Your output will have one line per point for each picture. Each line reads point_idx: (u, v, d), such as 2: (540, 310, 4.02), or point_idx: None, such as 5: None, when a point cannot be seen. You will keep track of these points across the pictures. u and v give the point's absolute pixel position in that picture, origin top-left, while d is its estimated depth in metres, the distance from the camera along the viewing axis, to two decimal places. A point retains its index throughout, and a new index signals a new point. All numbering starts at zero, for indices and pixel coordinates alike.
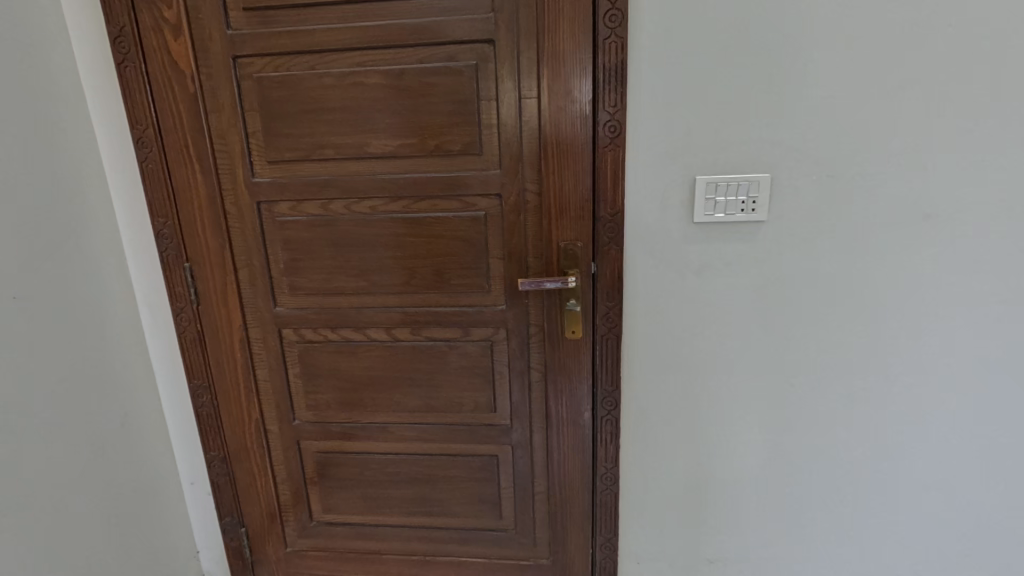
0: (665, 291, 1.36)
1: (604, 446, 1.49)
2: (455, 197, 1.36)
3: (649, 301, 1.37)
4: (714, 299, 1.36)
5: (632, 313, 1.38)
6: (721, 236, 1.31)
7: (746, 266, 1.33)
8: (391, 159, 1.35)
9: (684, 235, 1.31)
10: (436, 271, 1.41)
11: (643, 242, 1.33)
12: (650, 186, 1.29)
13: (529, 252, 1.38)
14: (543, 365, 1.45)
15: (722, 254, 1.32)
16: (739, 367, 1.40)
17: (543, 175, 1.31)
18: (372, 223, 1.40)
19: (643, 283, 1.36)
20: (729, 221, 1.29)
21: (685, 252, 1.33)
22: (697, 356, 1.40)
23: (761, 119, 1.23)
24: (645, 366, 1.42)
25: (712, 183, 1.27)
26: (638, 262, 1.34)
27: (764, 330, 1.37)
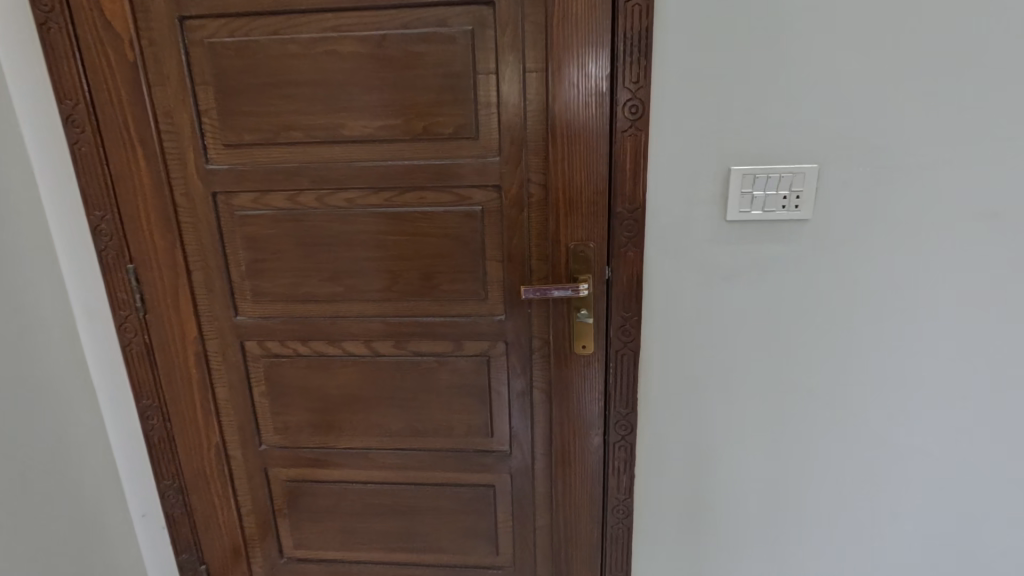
0: (690, 301, 1.17)
1: (616, 475, 1.30)
2: (445, 189, 1.16)
3: (670, 312, 1.18)
4: (746, 310, 1.17)
5: (652, 324, 1.19)
6: (756, 237, 1.12)
7: (784, 272, 1.14)
8: (370, 142, 1.14)
9: (713, 235, 1.13)
10: (423, 276, 1.21)
11: (665, 244, 1.14)
12: (675, 178, 1.10)
13: (532, 254, 1.18)
14: (548, 384, 1.26)
15: (757, 259, 1.14)
16: (772, 389, 1.22)
17: (549, 164, 1.12)
18: (349, 219, 1.19)
19: (666, 290, 1.17)
20: (766, 220, 1.11)
21: (714, 256, 1.14)
22: (724, 376, 1.22)
23: (808, 99, 1.04)
24: (664, 387, 1.23)
25: (748, 175, 1.08)
26: (659, 267, 1.15)
27: (803, 347, 1.19)
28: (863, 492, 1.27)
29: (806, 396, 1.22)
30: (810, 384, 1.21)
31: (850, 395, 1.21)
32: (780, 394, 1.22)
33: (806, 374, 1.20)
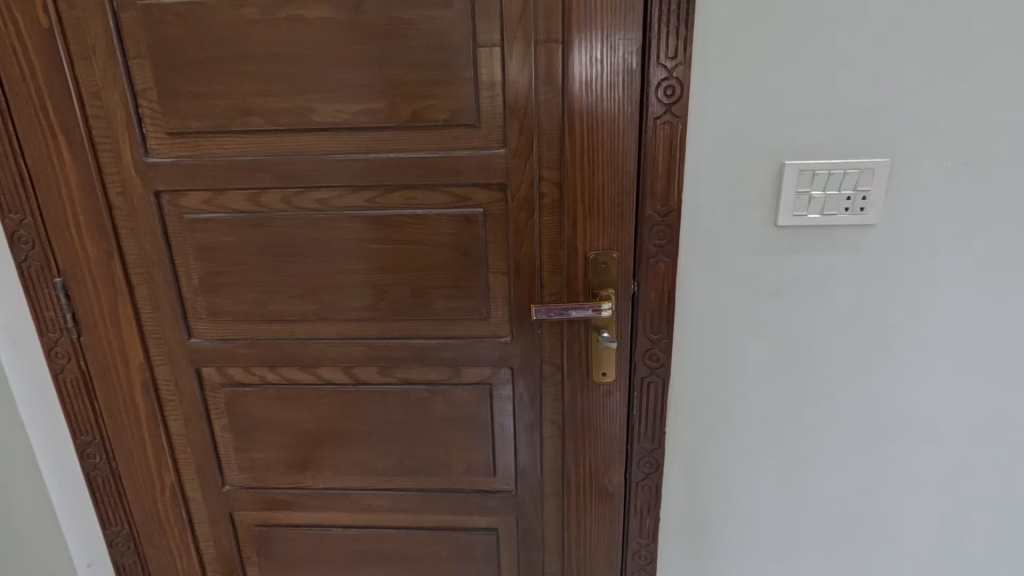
0: (728, 320, 0.99)
1: (638, 517, 1.13)
2: (439, 187, 0.96)
3: (706, 334, 1.00)
4: (795, 331, 1.00)
5: (684, 348, 1.01)
6: (811, 247, 0.94)
7: (841, 288, 0.97)
8: (347, 130, 0.94)
9: (760, 245, 0.95)
10: (413, 291, 1.02)
11: (702, 254, 0.96)
12: (717, 176, 0.91)
13: (543, 266, 0.99)
14: (561, 416, 1.08)
15: (810, 272, 0.96)
16: (822, 421, 1.05)
17: (565, 159, 0.92)
18: (323, 224, 0.99)
19: (701, 308, 0.99)
20: (825, 226, 0.93)
21: (760, 268, 0.96)
22: (765, 406, 1.05)
23: (881, 80, 0.86)
24: (697, 417, 1.06)
25: (806, 172, 0.90)
26: (695, 281, 0.97)
27: (859, 373, 1.02)
28: (920, 537, 1.11)
29: (860, 429, 1.05)
30: (866, 416, 1.04)
31: (911, 429, 1.04)
32: (831, 427, 1.05)
33: (862, 404, 1.04)
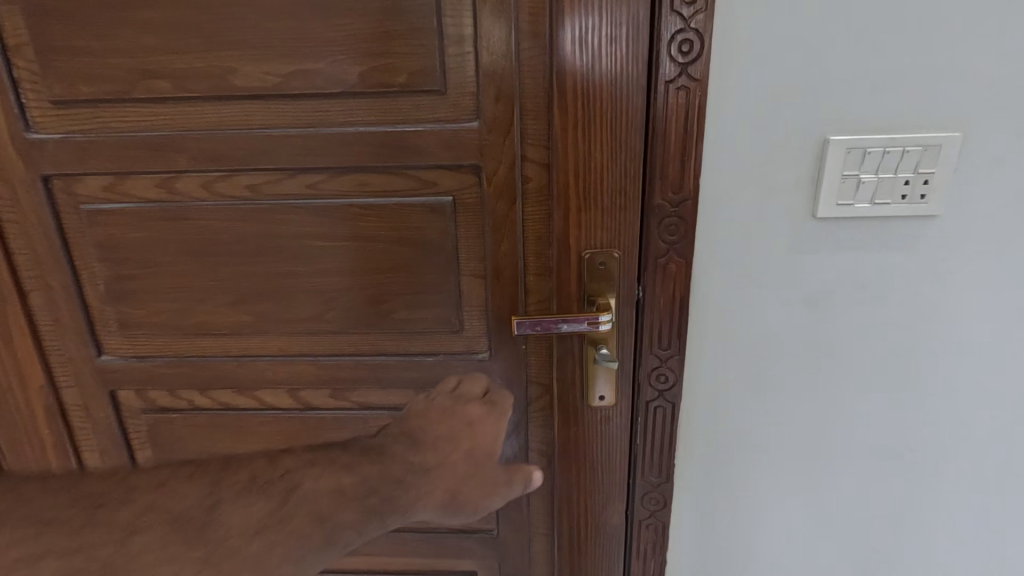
0: (752, 333, 0.82)
1: (641, 560, 0.96)
2: (397, 170, 0.77)
3: (724, 348, 0.83)
4: (832, 345, 0.82)
5: (697, 365, 0.84)
6: (856, 244, 0.77)
7: (890, 293, 0.79)
8: (278, 98, 0.74)
9: (792, 241, 0.77)
10: (368, 298, 0.83)
11: (722, 252, 0.78)
12: (743, 155, 0.73)
13: (527, 267, 0.81)
14: (549, 446, 0.91)
15: (854, 275, 0.78)
16: (860, 451, 0.88)
17: (555, 134, 0.74)
18: (253, 216, 0.80)
19: (719, 318, 0.81)
20: (874, 218, 0.75)
21: (793, 269, 0.78)
22: (794, 433, 0.88)
23: (954, 32, 0.68)
24: (711, 446, 0.89)
25: (856, 150, 0.71)
26: (713, 285, 0.79)
27: (909, 395, 0.84)
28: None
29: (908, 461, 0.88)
30: (915, 445, 0.87)
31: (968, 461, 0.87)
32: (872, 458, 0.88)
33: (911, 432, 0.86)
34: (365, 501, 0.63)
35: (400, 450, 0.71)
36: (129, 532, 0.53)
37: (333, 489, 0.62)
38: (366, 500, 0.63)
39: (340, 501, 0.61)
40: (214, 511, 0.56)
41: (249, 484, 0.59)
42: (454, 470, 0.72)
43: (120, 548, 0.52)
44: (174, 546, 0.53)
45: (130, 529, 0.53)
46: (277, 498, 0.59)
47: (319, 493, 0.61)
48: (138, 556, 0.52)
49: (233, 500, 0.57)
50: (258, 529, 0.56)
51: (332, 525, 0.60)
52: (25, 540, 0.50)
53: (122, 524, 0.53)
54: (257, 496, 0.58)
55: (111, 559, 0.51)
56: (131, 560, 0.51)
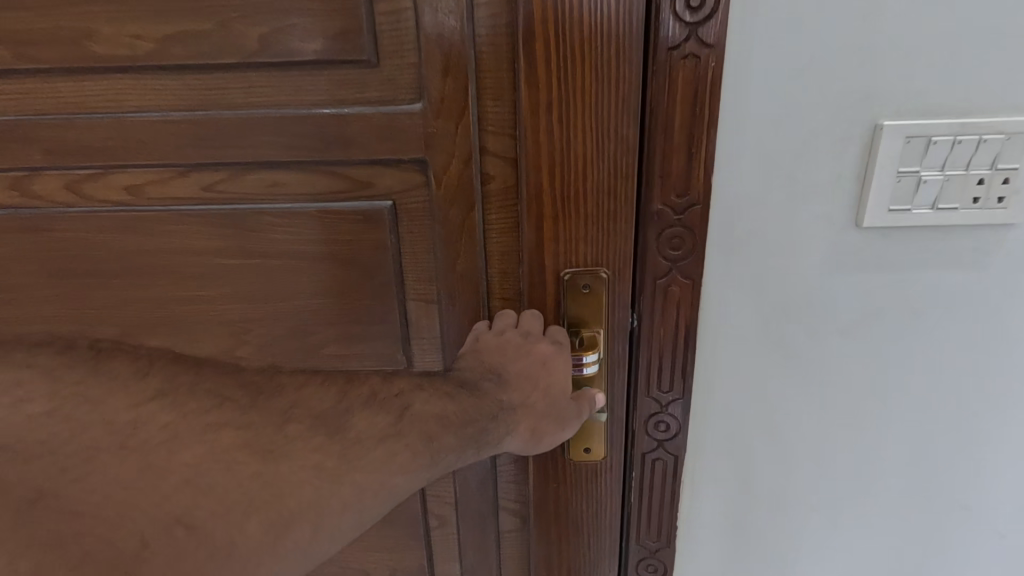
0: (775, 369, 0.65)
1: None
2: (317, 167, 0.59)
3: (739, 388, 0.66)
4: (874, 384, 0.66)
5: (705, 409, 0.68)
6: (910, 259, 0.60)
7: (950, 320, 0.63)
8: (154, 71, 0.55)
9: (828, 257, 0.60)
10: (289, 331, 0.65)
11: (739, 270, 0.61)
12: (767, 147, 0.56)
13: (491, 290, 0.64)
14: (523, 506, 0.75)
15: (905, 298, 0.62)
16: (904, 509, 0.72)
17: (523, 119, 0.56)
18: (136, 227, 0.61)
19: (734, 352, 0.65)
20: (935, 227, 0.59)
21: (828, 291, 0.62)
22: (824, 489, 0.71)
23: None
24: (721, 504, 0.73)
25: (919, 139, 0.54)
26: (725, 311, 0.63)
27: (968, 442, 0.68)
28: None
29: (961, 520, 0.72)
30: (973, 502, 0.71)
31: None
32: (919, 516, 0.72)
33: (969, 486, 0.70)
34: (468, 424, 0.53)
35: (489, 384, 0.57)
36: (282, 421, 0.46)
37: (441, 413, 0.53)
38: (465, 429, 0.53)
39: (448, 424, 0.52)
40: (345, 416, 0.49)
41: (369, 399, 0.51)
42: (535, 398, 0.58)
43: (276, 433, 0.45)
44: (317, 438, 0.46)
45: (285, 417, 0.46)
46: (392, 415, 0.50)
47: (429, 415, 0.52)
48: (287, 441, 0.45)
49: (359, 408, 0.50)
50: (380, 440, 0.48)
51: (443, 449, 0.51)
52: (199, 411, 0.44)
53: (276, 411, 0.47)
54: (375, 411, 0.50)
55: (267, 439, 0.44)
56: (284, 444, 0.44)
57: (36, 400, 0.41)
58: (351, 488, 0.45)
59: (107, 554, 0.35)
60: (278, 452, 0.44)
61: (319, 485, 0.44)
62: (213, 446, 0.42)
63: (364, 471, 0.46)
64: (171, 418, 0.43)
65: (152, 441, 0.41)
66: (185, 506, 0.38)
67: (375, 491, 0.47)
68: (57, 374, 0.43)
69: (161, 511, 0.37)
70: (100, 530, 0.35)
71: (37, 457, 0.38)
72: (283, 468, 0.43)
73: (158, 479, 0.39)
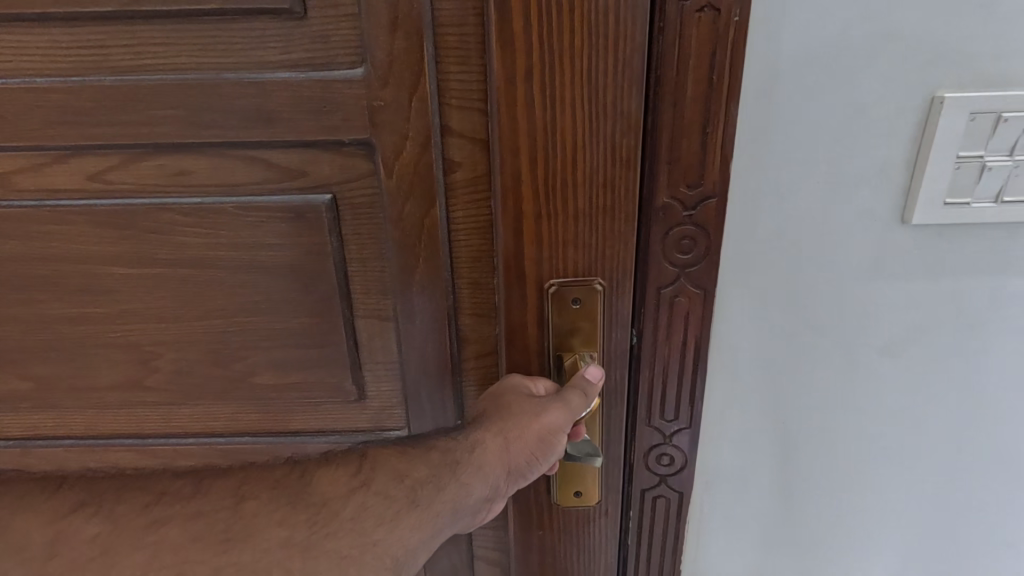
0: (800, 394, 0.54)
1: None
2: (232, 150, 0.46)
3: (756, 416, 0.55)
4: (917, 414, 0.55)
5: (715, 441, 0.57)
6: (967, 262, 0.49)
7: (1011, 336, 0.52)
8: (10, 22, 0.42)
9: (868, 262, 0.49)
10: (207, 356, 0.52)
11: (758, 276, 0.50)
12: (799, 124, 0.45)
13: (460, 305, 0.51)
14: (502, 556, 0.63)
15: (960, 310, 0.51)
16: (947, 555, 0.61)
17: (496, 90, 0.43)
18: (1, 227, 0.48)
19: (750, 374, 0.53)
20: (997, 224, 0.48)
21: (868, 303, 0.50)
22: (852, 531, 0.60)
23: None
24: (731, 550, 0.62)
25: (986, 117, 0.44)
26: (742, 326, 0.51)
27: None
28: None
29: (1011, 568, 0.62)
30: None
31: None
32: (961, 562, 0.62)
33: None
34: (431, 449, 0.42)
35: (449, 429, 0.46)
36: (236, 501, 0.35)
37: (403, 450, 0.42)
38: (431, 456, 0.42)
39: (412, 454, 0.42)
40: (304, 479, 0.37)
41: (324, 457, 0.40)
42: (498, 411, 0.46)
43: (230, 517, 0.34)
44: (281, 510, 0.35)
45: (239, 495, 0.36)
46: (351, 466, 0.39)
47: (391, 455, 0.41)
48: (248, 520, 0.34)
49: (317, 467, 0.39)
50: (349, 496, 0.37)
51: (420, 482, 0.40)
52: (137, 510, 0.34)
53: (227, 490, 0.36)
54: (334, 466, 0.39)
55: (227, 525, 0.34)
56: (245, 524, 0.34)
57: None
58: (331, 563, 0.35)
59: None
60: (240, 538, 0.34)
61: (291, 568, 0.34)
62: (158, 550, 0.32)
63: (342, 535, 0.36)
64: (101, 526, 0.33)
65: (83, 560, 0.32)
66: None
67: (362, 558, 0.36)
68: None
69: None
70: None
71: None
72: (247, 556, 0.33)
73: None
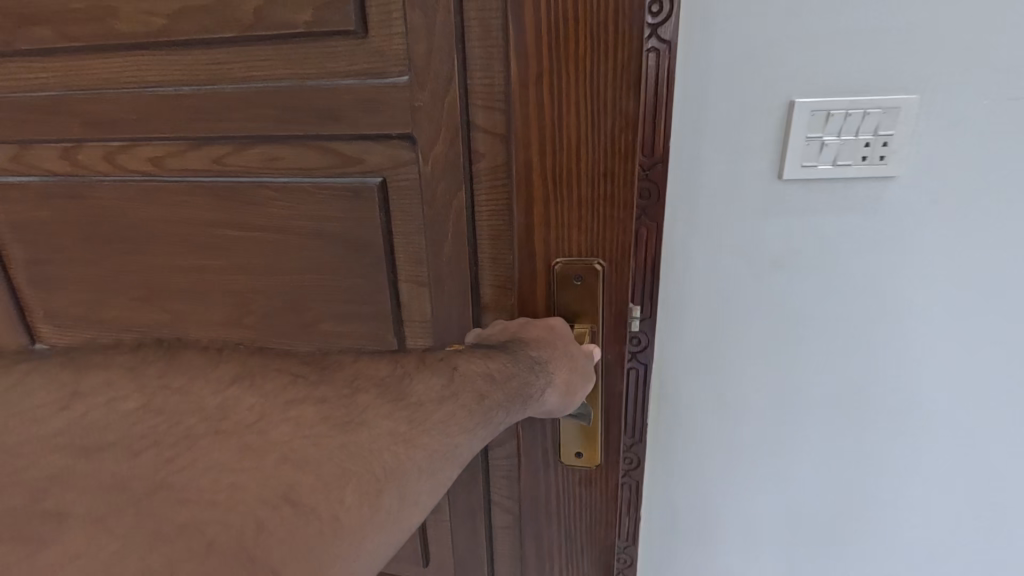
0: (726, 311, 0.67)
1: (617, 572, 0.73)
2: (311, 141, 0.59)
3: (691, 329, 0.68)
4: (837, 331, 0.67)
5: (671, 346, 0.69)
6: (860, 199, 0.61)
7: (874, 270, 0.63)
8: (167, 47, 0.58)
9: (790, 199, 0.61)
10: (289, 304, 0.66)
11: (680, 213, 0.63)
12: (708, 92, 0.57)
13: (482, 276, 0.60)
14: (515, 505, 0.71)
15: (851, 239, 0.62)
16: (859, 453, 0.74)
17: (513, 94, 0.51)
18: (157, 196, 0.65)
19: (697, 291, 0.66)
20: (853, 180, 0.60)
21: (793, 233, 0.62)
22: (764, 438, 0.74)
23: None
24: (686, 443, 0.75)
25: (817, 111, 0.57)
26: (678, 250, 0.64)
27: (903, 389, 0.69)
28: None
29: (911, 465, 0.74)
30: (918, 444, 0.72)
31: (976, 466, 0.73)
32: (869, 459, 0.74)
33: (914, 429, 0.71)
34: (513, 378, 0.48)
35: (521, 347, 0.52)
36: (353, 390, 0.38)
37: (486, 371, 0.47)
38: (510, 384, 0.48)
39: (497, 381, 0.47)
40: (405, 382, 0.42)
41: (419, 363, 0.44)
42: (566, 354, 0.54)
43: (349, 400, 0.38)
44: (388, 404, 0.39)
45: (353, 388, 0.39)
46: (445, 375, 0.44)
47: (476, 372, 0.46)
48: (364, 406, 0.38)
49: (415, 371, 0.43)
50: (444, 397, 0.42)
51: (496, 405, 0.45)
52: (281, 388, 0.36)
53: (343, 379, 0.39)
54: (428, 373, 0.44)
55: (347, 414, 0.37)
56: (363, 408, 0.38)
57: (122, 396, 0.32)
58: (426, 456, 0.39)
59: (229, 541, 0.28)
60: (358, 419, 0.37)
61: (399, 453, 0.37)
62: (299, 418, 0.35)
63: (434, 433, 0.40)
64: (256, 399, 0.35)
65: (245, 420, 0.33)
66: (287, 484, 0.31)
67: (447, 454, 0.40)
68: (138, 367, 0.35)
69: (268, 492, 0.30)
70: (218, 516, 0.28)
71: (141, 449, 0.30)
72: (365, 436, 0.36)
73: (262, 451, 0.32)
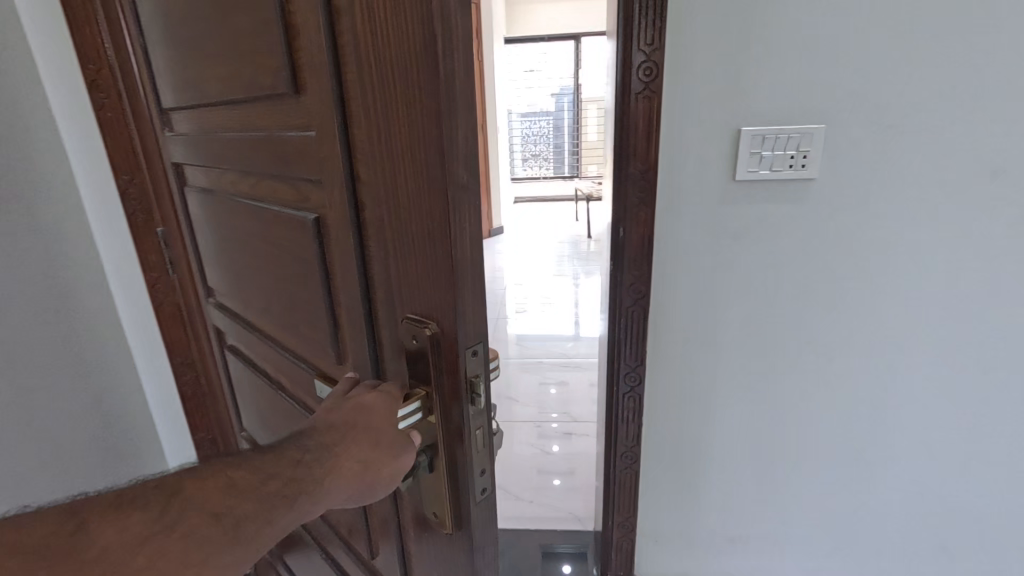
0: (694, 266, 1.28)
1: (625, 424, 1.43)
2: (286, 179, 0.71)
3: (674, 272, 1.29)
4: (751, 275, 1.27)
5: (659, 281, 1.30)
6: (771, 199, 1.21)
7: (778, 244, 1.24)
8: (228, 102, 0.78)
9: (725, 197, 1.22)
10: (289, 305, 0.82)
11: (666, 203, 1.23)
12: (684, 135, 1.18)
13: (375, 315, 0.63)
14: (414, 545, 0.70)
15: (760, 225, 1.24)
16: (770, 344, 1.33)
17: (370, 150, 0.53)
18: (235, 209, 0.89)
19: (672, 250, 1.27)
20: (776, 178, 1.19)
21: (729, 220, 1.24)
22: (722, 343, 1.34)
23: (805, 64, 1.11)
24: (673, 345, 1.35)
25: (757, 136, 1.16)
26: (666, 230, 1.25)
27: (794, 308, 1.29)
28: (905, 477, 1.42)
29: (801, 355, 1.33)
30: (811, 341, 1.32)
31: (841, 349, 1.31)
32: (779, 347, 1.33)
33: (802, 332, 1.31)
34: (270, 480, 0.45)
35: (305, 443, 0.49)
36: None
37: (228, 481, 0.43)
38: (267, 487, 0.44)
39: (241, 491, 0.43)
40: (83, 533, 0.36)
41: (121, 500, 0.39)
42: (371, 437, 0.51)
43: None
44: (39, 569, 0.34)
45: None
46: (156, 506, 0.39)
47: (212, 488, 0.42)
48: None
49: (106, 515, 0.38)
50: (140, 543, 0.37)
51: (241, 516, 0.42)
52: None
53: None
54: (131, 510, 0.38)
55: None
56: None
57: None
58: None
59: None
60: None
61: None
62: None
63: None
64: None
65: None
66: None
67: None
68: None
69: None
70: None
71: None
72: None
73: None
